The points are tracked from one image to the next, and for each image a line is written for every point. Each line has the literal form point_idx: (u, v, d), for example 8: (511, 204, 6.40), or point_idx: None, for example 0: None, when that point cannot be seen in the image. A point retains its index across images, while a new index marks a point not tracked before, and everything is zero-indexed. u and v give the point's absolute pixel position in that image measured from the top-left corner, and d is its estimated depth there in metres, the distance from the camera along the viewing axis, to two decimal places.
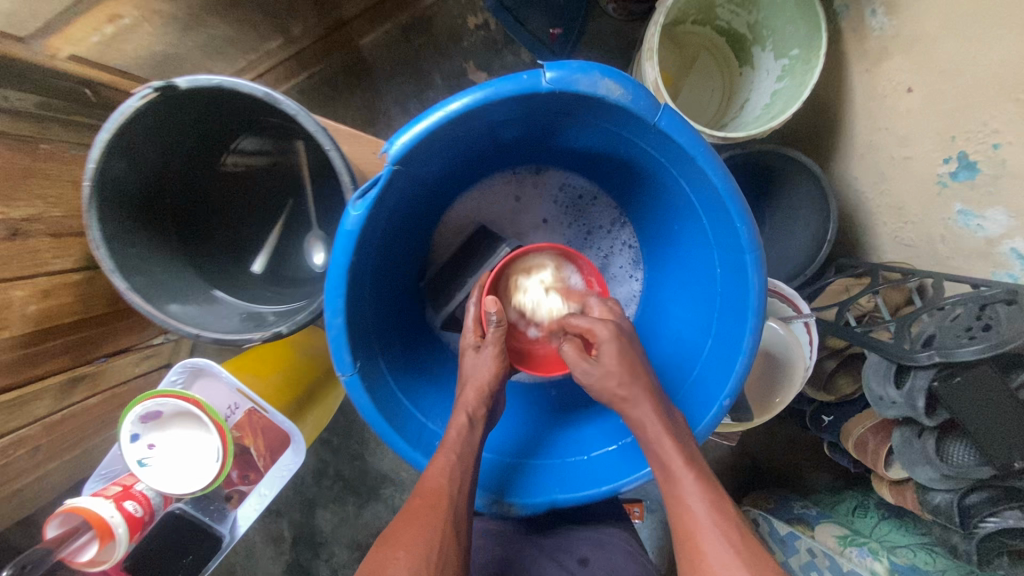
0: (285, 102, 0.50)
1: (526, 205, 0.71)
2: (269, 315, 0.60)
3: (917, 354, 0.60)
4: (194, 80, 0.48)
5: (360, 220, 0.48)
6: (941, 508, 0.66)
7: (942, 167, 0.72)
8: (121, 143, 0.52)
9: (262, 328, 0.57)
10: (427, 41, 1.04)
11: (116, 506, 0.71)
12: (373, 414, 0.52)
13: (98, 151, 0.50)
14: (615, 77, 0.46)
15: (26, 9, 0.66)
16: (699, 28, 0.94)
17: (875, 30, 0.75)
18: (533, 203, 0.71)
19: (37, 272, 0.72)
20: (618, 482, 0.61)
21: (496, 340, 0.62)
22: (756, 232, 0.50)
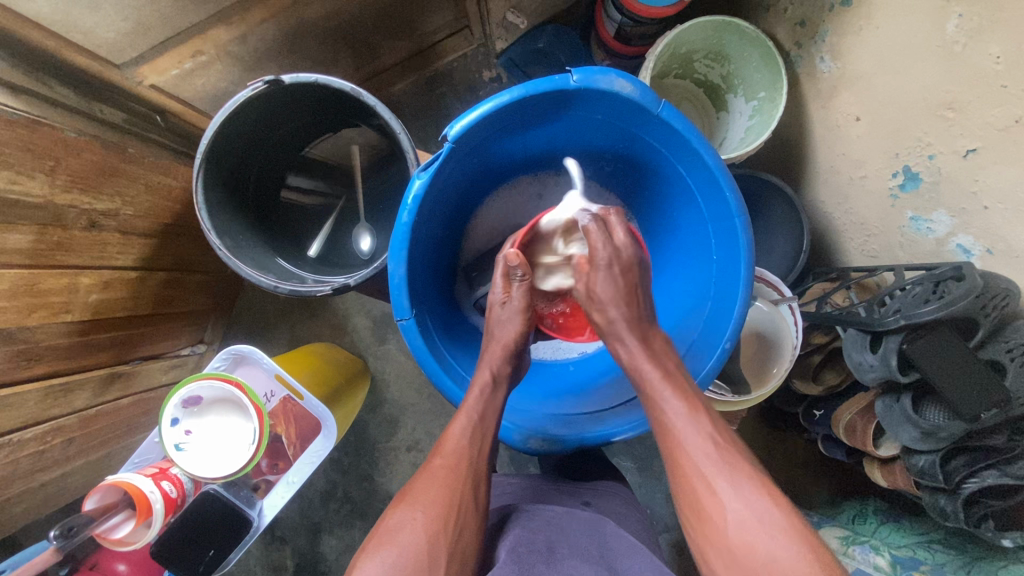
0: (367, 96, 0.66)
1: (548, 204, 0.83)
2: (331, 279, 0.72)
3: (887, 321, 0.70)
4: (300, 77, 0.64)
5: (424, 186, 0.61)
6: (925, 469, 0.72)
7: (892, 180, 0.84)
8: (230, 127, 0.66)
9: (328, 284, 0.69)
10: (448, 90, 1.21)
11: (154, 483, 0.75)
12: (424, 353, 0.65)
13: (214, 129, 0.63)
14: (626, 77, 0.60)
15: (126, 41, 0.74)
16: (679, 80, 1.10)
17: (825, 73, 0.91)
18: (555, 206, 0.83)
19: (103, 265, 0.79)
20: (638, 423, 0.69)
21: (520, 295, 0.70)
22: (741, 198, 0.63)
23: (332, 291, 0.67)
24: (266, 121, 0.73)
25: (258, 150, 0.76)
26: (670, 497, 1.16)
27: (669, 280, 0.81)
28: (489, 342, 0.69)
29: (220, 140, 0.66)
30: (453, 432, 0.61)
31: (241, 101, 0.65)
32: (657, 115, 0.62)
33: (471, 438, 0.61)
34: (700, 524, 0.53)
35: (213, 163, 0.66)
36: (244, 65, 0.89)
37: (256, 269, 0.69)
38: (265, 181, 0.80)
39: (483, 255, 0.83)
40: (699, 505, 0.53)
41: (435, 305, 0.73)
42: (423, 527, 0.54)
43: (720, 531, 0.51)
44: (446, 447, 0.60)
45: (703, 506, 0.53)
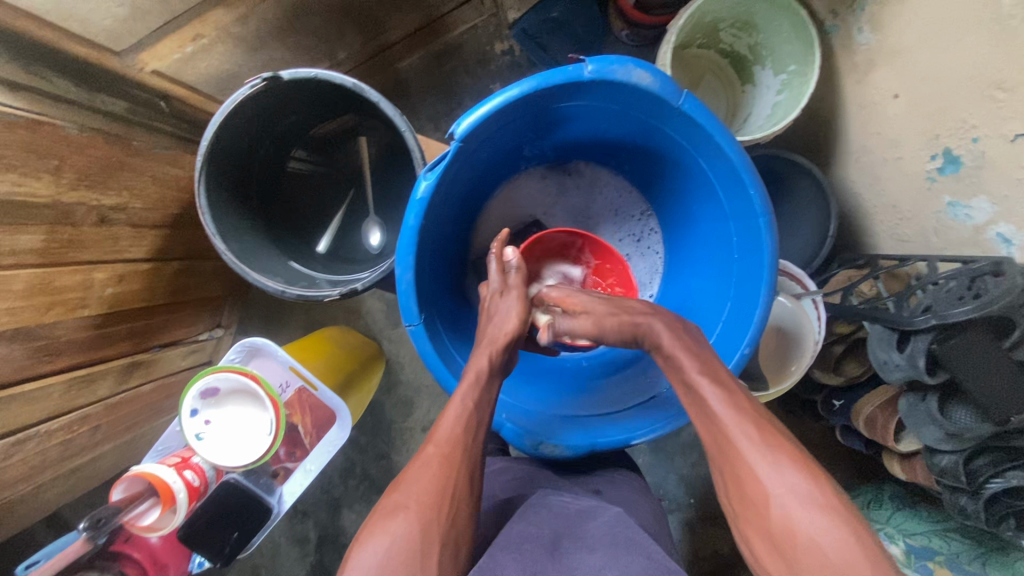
0: (371, 92, 0.63)
1: (568, 205, 0.81)
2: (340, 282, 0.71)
3: (915, 320, 0.66)
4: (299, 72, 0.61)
5: (430, 187, 0.58)
6: (948, 469, 0.70)
7: (930, 163, 0.79)
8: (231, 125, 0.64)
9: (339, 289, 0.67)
10: (459, 65, 1.16)
11: (177, 472, 0.76)
12: (434, 358, 0.63)
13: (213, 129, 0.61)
14: (645, 66, 0.56)
15: (123, 27, 0.74)
16: (703, 51, 1.04)
17: (863, 45, 0.85)
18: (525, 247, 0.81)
19: (116, 258, 0.79)
20: (651, 427, 0.67)
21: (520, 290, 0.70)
22: (766, 196, 0.60)
23: (340, 295, 0.65)
24: (268, 117, 0.70)
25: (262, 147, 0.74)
26: (682, 478, 1.18)
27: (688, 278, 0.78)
28: (486, 332, 0.67)
29: (221, 137, 0.64)
30: (448, 416, 0.59)
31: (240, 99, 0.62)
32: (678, 107, 0.58)
33: (466, 424, 0.58)
34: (744, 508, 0.50)
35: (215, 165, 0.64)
36: (247, 47, 0.88)
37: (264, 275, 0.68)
38: (272, 175, 0.79)
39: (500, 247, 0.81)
40: (742, 490, 0.50)
41: (445, 306, 0.72)
42: (416, 516, 0.51)
43: (758, 509, 0.49)
44: (439, 434, 0.57)
45: (746, 491, 0.50)
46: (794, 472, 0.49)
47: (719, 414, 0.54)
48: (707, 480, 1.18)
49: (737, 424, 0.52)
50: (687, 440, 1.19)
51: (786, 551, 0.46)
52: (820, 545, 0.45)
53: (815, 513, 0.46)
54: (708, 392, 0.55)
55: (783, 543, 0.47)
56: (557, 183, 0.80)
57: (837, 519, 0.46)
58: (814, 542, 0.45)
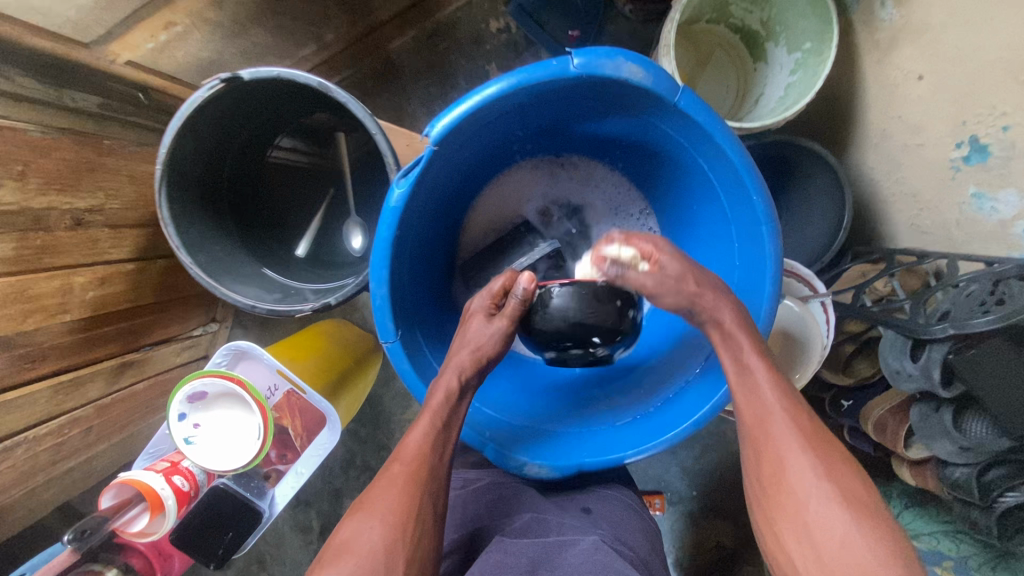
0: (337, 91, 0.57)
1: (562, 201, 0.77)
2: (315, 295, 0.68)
3: (932, 329, 0.62)
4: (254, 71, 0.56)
5: (403, 196, 0.54)
6: (960, 482, 0.67)
7: (955, 151, 0.74)
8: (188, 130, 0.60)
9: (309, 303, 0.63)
10: (452, 45, 1.10)
11: (165, 479, 0.76)
12: (411, 377, 0.61)
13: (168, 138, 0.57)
14: (636, 60, 0.51)
15: (90, 18, 0.71)
16: (712, 26, 0.97)
17: (885, 21, 0.78)
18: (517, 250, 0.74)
19: (96, 261, 0.77)
20: (641, 447, 0.65)
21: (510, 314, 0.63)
22: (770, 203, 0.55)
23: (312, 311, 0.61)
24: (232, 115, 0.66)
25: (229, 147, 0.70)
26: (685, 472, 1.16)
27: None
28: (459, 346, 0.63)
29: (179, 144, 0.60)
30: (413, 436, 0.56)
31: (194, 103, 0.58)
32: (674, 105, 0.53)
33: (434, 445, 0.56)
34: (772, 491, 0.50)
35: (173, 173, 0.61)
36: (224, 31, 0.84)
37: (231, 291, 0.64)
38: (246, 174, 0.75)
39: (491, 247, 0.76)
40: (778, 473, 0.50)
41: (430, 316, 0.69)
42: (382, 537, 0.50)
43: (794, 495, 0.49)
44: (406, 453, 0.55)
45: (780, 475, 0.50)
46: (831, 475, 0.48)
47: (767, 404, 0.53)
48: (710, 475, 1.16)
49: (785, 417, 0.51)
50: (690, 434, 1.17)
51: (817, 550, 0.46)
52: (850, 547, 0.45)
53: (849, 519, 0.46)
54: (761, 377, 0.54)
55: (814, 541, 0.47)
56: (551, 180, 0.76)
57: (869, 526, 0.46)
58: (845, 546, 0.45)
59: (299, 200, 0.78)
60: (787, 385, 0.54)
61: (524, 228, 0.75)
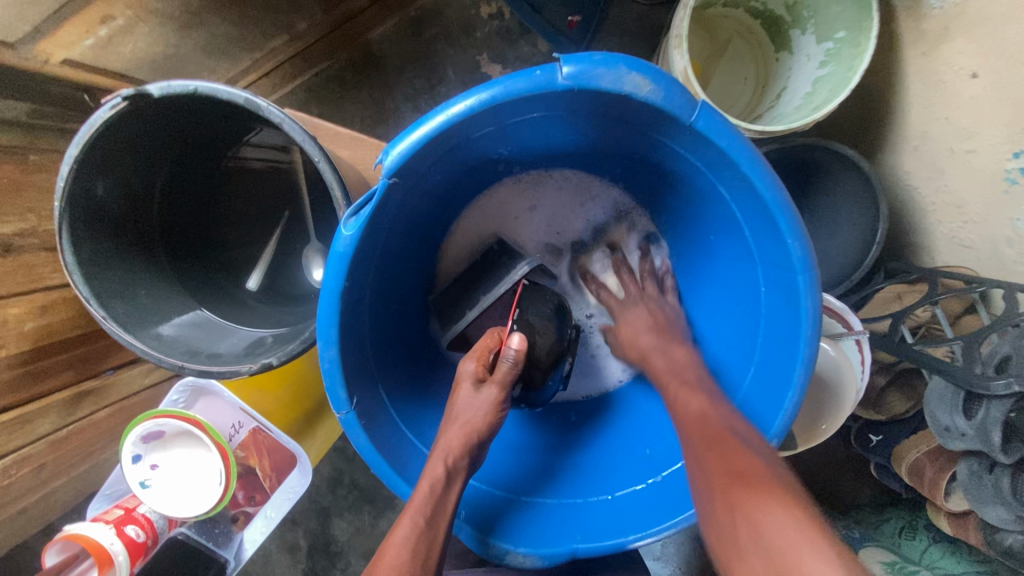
0: (267, 108, 0.49)
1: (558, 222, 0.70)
2: (263, 341, 0.59)
3: (991, 382, 0.52)
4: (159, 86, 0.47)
5: (354, 238, 0.46)
6: (1015, 552, 0.57)
7: (1011, 162, 0.64)
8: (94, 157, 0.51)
9: (251, 358, 0.55)
10: (439, 33, 0.99)
11: (116, 532, 0.68)
12: (370, 452, 0.53)
13: (68, 166, 0.49)
14: (642, 72, 0.42)
15: (14, 12, 0.62)
16: (731, 10, 0.85)
17: (935, 8, 0.67)
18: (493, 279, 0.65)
19: (33, 287, 0.69)
20: (645, 532, 0.56)
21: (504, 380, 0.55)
22: (807, 244, 0.46)
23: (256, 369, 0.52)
24: (157, 138, 0.57)
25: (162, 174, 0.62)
26: None
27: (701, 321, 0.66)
28: (449, 423, 0.54)
29: (85, 174, 0.52)
30: (392, 542, 0.47)
31: (98, 125, 0.50)
32: (690, 127, 0.44)
33: (414, 547, 0.46)
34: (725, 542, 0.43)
35: (81, 208, 0.53)
36: (177, 24, 0.77)
37: (158, 343, 0.56)
38: (190, 201, 0.66)
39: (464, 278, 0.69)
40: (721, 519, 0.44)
41: (397, 361, 0.62)
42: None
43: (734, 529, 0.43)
44: (383, 565, 0.45)
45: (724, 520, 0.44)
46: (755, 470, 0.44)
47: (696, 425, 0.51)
48: None
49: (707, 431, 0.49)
50: None
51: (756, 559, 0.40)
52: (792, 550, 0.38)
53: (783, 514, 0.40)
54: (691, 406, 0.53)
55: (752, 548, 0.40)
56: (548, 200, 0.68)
57: (812, 524, 0.39)
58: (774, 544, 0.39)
59: (251, 230, 0.69)
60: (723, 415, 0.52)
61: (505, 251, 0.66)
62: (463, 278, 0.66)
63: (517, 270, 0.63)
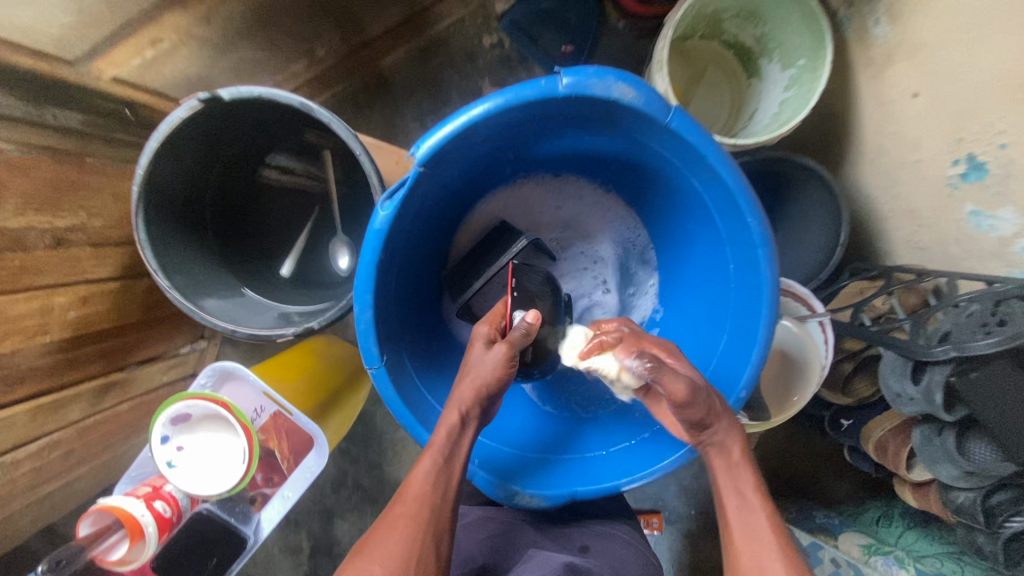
0: (319, 109, 0.57)
1: (563, 215, 0.76)
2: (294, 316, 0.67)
3: (933, 350, 0.60)
4: (233, 89, 0.54)
5: (388, 218, 0.53)
6: (964, 507, 0.65)
7: (952, 169, 0.73)
8: (167, 150, 0.59)
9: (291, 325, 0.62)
10: (445, 61, 1.09)
11: (146, 505, 0.73)
12: (397, 406, 0.60)
13: (146, 158, 0.56)
14: (627, 82, 0.50)
15: (73, 35, 0.70)
16: (706, 42, 0.97)
17: (879, 38, 0.77)
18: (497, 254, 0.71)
19: (77, 280, 0.75)
20: (635, 475, 0.64)
21: (510, 341, 0.60)
22: (765, 223, 0.54)
23: (296, 335, 0.61)
24: (215, 133, 0.65)
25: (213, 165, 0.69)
26: (683, 492, 1.13)
27: (677, 303, 0.73)
28: (464, 375, 0.61)
29: (159, 165, 0.59)
30: (417, 473, 0.56)
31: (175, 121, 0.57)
32: (666, 126, 0.52)
33: (434, 480, 0.56)
34: None
35: (153, 192, 0.60)
36: (214, 47, 0.85)
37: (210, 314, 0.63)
38: (231, 190, 0.74)
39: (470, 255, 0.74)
40: None
41: (417, 336, 0.68)
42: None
43: None
44: (409, 492, 0.55)
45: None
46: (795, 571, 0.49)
47: (739, 491, 0.55)
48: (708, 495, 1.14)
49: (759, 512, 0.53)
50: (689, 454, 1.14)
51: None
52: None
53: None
54: (740, 477, 0.56)
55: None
56: (552, 195, 0.75)
57: None
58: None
59: (285, 219, 0.78)
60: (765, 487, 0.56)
61: (506, 232, 0.72)
62: (471, 253, 0.72)
63: (517, 245, 0.68)
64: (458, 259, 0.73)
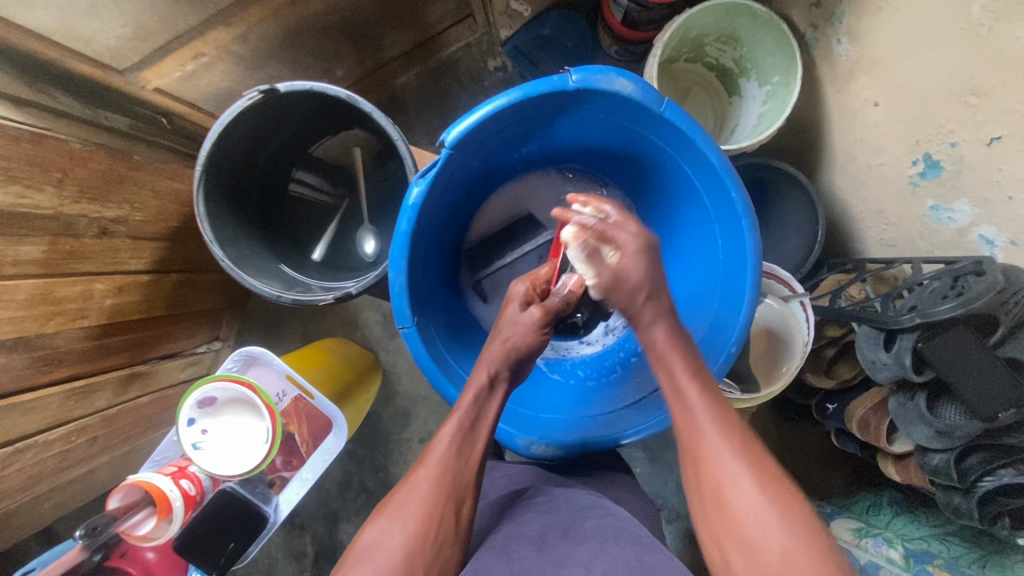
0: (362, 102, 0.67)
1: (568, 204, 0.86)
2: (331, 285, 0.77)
3: (901, 319, 0.68)
4: (295, 84, 0.65)
5: (421, 193, 0.62)
6: (939, 467, 0.71)
7: (912, 168, 0.81)
8: (226, 135, 0.68)
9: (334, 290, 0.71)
10: (453, 81, 1.19)
11: (173, 481, 0.78)
12: (427, 361, 0.67)
13: (208, 142, 0.65)
14: (627, 77, 0.60)
15: (127, 47, 0.74)
16: (690, 65, 1.07)
17: (842, 56, 0.87)
18: (522, 239, 0.86)
19: (115, 269, 0.81)
20: (639, 426, 0.72)
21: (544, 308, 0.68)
22: (747, 198, 0.63)
23: (334, 300, 0.69)
24: (265, 126, 0.75)
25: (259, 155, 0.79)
26: (682, 487, 1.17)
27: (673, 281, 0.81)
28: (495, 337, 0.68)
29: (218, 148, 0.68)
30: (441, 437, 0.61)
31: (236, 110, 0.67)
32: (660, 114, 0.61)
33: (457, 447, 0.60)
34: (713, 511, 0.51)
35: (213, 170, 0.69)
36: (245, 63, 0.88)
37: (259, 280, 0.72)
38: (268, 180, 0.84)
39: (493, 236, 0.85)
40: (707, 484, 0.52)
41: (439, 308, 0.76)
42: (403, 545, 0.53)
43: (730, 515, 0.50)
44: (434, 455, 0.59)
45: (709, 485, 0.52)
46: (758, 475, 0.50)
47: (692, 412, 0.55)
48: None
49: (714, 426, 0.53)
50: None
51: (756, 562, 0.47)
52: (790, 556, 0.46)
53: (782, 524, 0.47)
54: (692, 397, 0.56)
55: (753, 551, 0.48)
56: (558, 186, 0.85)
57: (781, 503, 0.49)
58: (786, 555, 0.46)
59: (314, 210, 0.89)
60: (717, 398, 0.56)
61: (530, 221, 0.85)
62: (498, 234, 0.84)
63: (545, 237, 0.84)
64: (484, 238, 0.85)
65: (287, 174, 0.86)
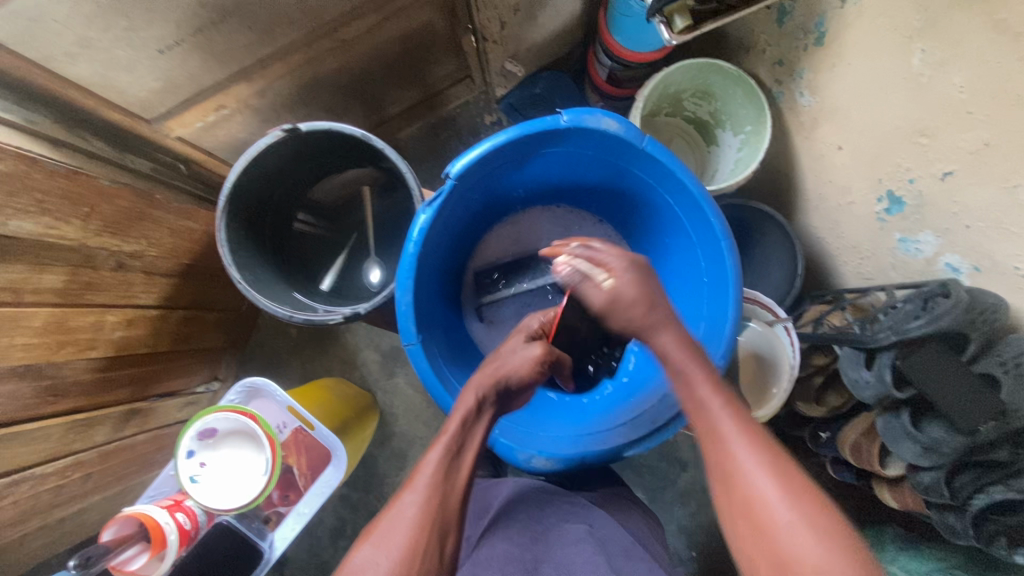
0: (378, 142, 0.77)
1: (566, 237, 0.96)
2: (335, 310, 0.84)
3: (879, 337, 0.72)
4: (313, 125, 0.75)
5: (428, 219, 0.72)
6: (930, 486, 0.73)
7: (878, 205, 0.88)
8: (251, 171, 0.78)
9: (335, 313, 0.78)
10: (452, 135, 1.29)
11: (170, 513, 0.77)
12: (430, 375, 0.73)
13: (234, 175, 0.74)
14: (611, 117, 0.70)
15: (157, 98, 0.78)
16: (671, 119, 1.17)
17: (805, 107, 0.97)
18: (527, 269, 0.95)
19: (126, 302, 0.84)
20: (635, 439, 0.77)
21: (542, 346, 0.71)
22: (724, 222, 0.72)
23: (343, 318, 0.76)
24: (285, 167, 0.85)
25: (276, 193, 0.88)
26: (684, 527, 1.15)
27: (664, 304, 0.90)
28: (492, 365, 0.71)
29: (240, 183, 0.78)
30: (428, 461, 0.58)
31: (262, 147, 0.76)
32: (642, 148, 0.72)
33: (444, 472, 0.57)
34: (746, 522, 0.49)
35: (235, 203, 0.78)
36: (263, 116, 0.94)
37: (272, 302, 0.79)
38: (285, 219, 0.93)
39: (499, 266, 0.95)
40: (738, 492, 0.50)
41: (443, 329, 0.84)
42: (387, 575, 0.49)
43: (763, 524, 0.48)
44: (420, 480, 0.56)
45: (733, 493, 0.50)
46: (789, 490, 0.48)
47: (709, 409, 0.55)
48: (709, 530, 1.15)
49: (740, 437, 0.51)
50: (687, 487, 1.17)
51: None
52: (824, 574, 0.44)
53: (817, 538, 0.45)
54: (718, 415, 0.54)
55: (787, 569, 0.45)
56: (556, 221, 0.96)
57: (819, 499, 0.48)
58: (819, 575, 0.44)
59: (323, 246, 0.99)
60: (748, 416, 0.54)
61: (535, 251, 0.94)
62: (506, 262, 0.94)
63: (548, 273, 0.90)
64: (490, 267, 0.95)
65: (301, 213, 0.95)
